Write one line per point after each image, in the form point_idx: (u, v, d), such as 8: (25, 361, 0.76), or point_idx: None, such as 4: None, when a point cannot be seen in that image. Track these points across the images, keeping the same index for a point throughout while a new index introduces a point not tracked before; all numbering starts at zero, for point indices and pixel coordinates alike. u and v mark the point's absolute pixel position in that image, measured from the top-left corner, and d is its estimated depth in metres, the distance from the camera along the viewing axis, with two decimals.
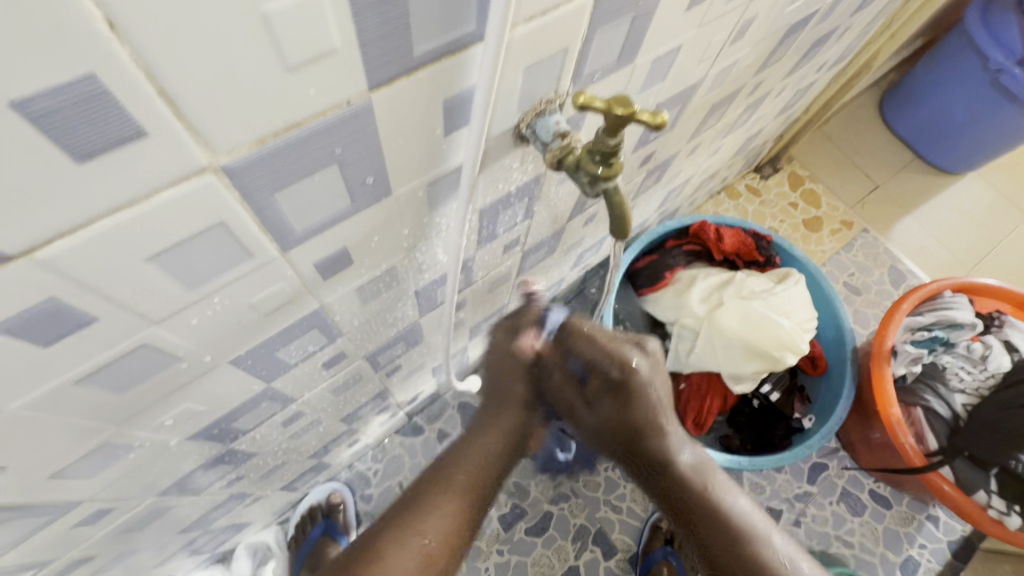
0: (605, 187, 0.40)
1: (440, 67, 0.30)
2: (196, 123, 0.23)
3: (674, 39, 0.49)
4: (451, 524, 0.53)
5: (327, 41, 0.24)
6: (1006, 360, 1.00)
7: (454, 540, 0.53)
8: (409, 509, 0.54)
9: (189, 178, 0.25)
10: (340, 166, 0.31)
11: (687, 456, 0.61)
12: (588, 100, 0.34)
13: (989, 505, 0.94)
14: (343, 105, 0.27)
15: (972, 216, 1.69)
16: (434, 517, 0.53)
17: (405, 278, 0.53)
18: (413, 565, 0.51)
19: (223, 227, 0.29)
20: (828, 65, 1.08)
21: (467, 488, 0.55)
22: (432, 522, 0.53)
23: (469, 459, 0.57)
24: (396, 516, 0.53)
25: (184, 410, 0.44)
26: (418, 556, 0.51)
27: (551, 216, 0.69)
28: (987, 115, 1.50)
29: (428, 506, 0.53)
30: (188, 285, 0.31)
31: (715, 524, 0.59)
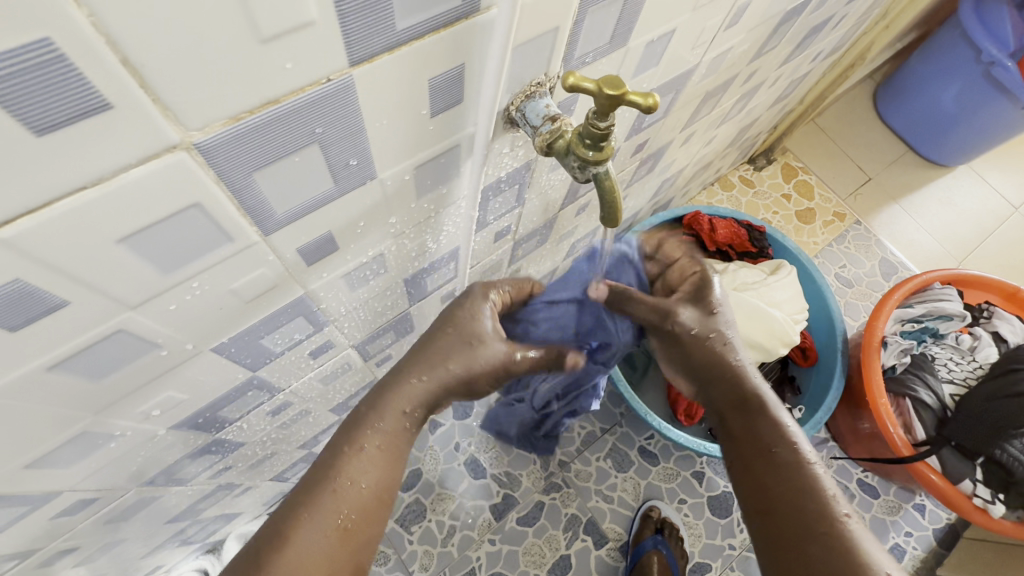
0: (596, 171, 0.39)
1: (424, 44, 0.29)
2: (165, 96, 0.22)
3: (667, 23, 0.48)
4: (366, 497, 0.44)
5: (303, 11, 0.23)
6: (994, 351, 1.03)
7: (371, 507, 0.45)
8: (317, 475, 0.44)
9: (160, 155, 0.24)
10: (320, 147, 0.30)
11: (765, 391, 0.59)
12: (578, 81, 0.33)
13: (973, 494, 0.95)
14: (322, 81, 0.26)
15: (963, 208, 1.70)
16: (352, 492, 0.44)
17: (393, 266, 0.52)
18: (325, 543, 0.42)
19: (198, 208, 0.28)
20: (823, 54, 1.07)
21: (385, 458, 0.46)
22: (345, 496, 0.44)
23: (380, 421, 0.46)
24: (302, 493, 0.43)
25: (166, 399, 0.44)
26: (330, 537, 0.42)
27: (543, 205, 0.68)
28: (980, 107, 1.50)
29: (336, 479, 0.43)
30: (163, 269, 0.30)
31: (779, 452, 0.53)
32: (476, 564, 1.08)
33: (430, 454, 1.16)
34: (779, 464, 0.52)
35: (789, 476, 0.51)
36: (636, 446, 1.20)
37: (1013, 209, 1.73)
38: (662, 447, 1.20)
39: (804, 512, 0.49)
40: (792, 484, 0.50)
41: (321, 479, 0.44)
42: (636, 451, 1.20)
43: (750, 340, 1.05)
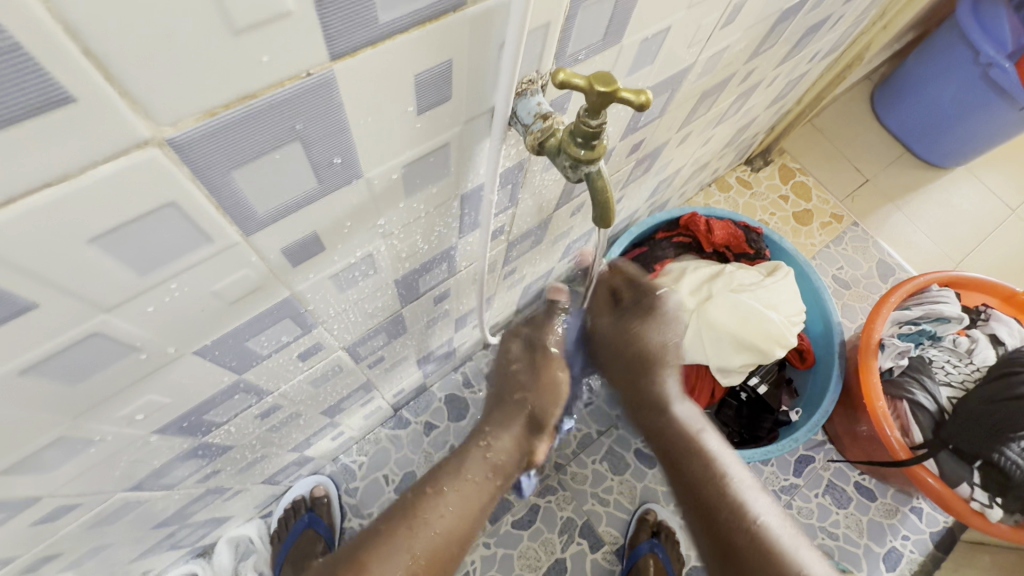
0: (588, 171, 0.38)
1: (409, 39, 0.28)
2: (133, 90, 0.21)
3: (662, 20, 0.47)
4: (438, 541, 0.58)
5: (278, 2, 0.22)
6: (992, 354, 1.02)
7: (441, 551, 0.58)
8: (402, 515, 0.58)
9: (129, 152, 0.23)
10: (302, 144, 0.29)
11: (682, 407, 0.67)
12: (568, 77, 0.32)
13: (971, 498, 0.95)
14: (302, 76, 0.26)
15: (960, 210, 1.70)
16: (424, 531, 0.57)
17: (383, 266, 0.51)
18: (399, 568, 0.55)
19: (175, 208, 0.27)
20: (821, 55, 1.07)
21: (461, 507, 0.60)
22: (421, 536, 0.57)
23: (467, 472, 0.62)
24: (388, 526, 0.57)
25: (149, 403, 0.42)
26: (405, 566, 0.55)
27: (537, 205, 0.67)
28: (977, 109, 1.50)
29: (423, 517, 0.58)
30: (139, 270, 0.29)
31: (703, 471, 0.63)
32: (470, 568, 1.07)
33: (424, 456, 1.15)
34: (707, 479, 0.63)
35: (714, 489, 0.62)
36: (632, 448, 1.19)
37: (1009, 212, 1.73)
38: None
39: (723, 519, 0.61)
40: (716, 495, 0.62)
41: (410, 514, 0.58)
42: (632, 453, 1.19)
43: (747, 342, 1.04)
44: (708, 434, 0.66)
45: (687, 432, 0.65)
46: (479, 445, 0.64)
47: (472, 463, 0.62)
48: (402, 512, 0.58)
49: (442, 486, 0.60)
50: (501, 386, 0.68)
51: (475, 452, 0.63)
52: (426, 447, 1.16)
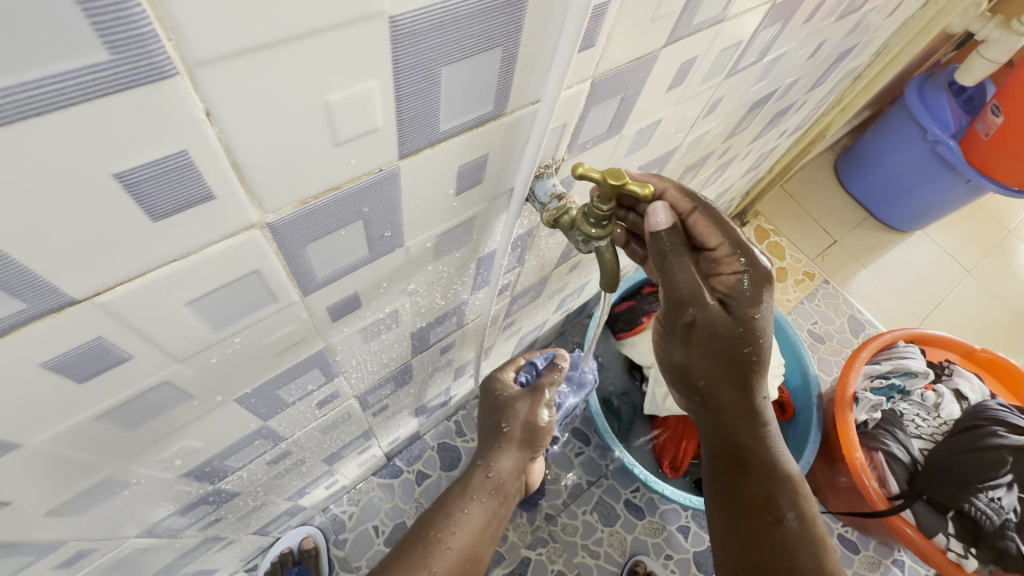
0: (597, 246, 0.44)
1: (458, 140, 0.34)
2: (255, 188, 0.26)
3: (655, 115, 0.55)
4: (454, 560, 0.56)
5: (372, 121, 0.27)
6: (956, 408, 1.09)
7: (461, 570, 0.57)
8: (411, 542, 0.57)
9: (238, 233, 0.28)
10: (363, 222, 0.35)
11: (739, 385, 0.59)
12: (586, 171, 0.39)
13: (948, 548, 0.98)
14: (375, 171, 0.31)
15: (921, 271, 1.83)
16: (440, 550, 0.56)
17: (404, 320, 0.55)
18: None
19: (257, 275, 0.32)
20: (789, 132, 1.19)
21: (471, 525, 0.60)
22: (439, 555, 0.55)
23: (473, 493, 0.63)
24: (405, 549, 0.56)
25: (184, 447, 0.45)
26: None
27: (539, 264, 0.73)
28: (930, 180, 1.65)
29: (437, 537, 0.57)
30: (215, 327, 0.34)
31: (762, 469, 0.58)
32: None
33: (416, 507, 1.14)
34: (768, 477, 0.58)
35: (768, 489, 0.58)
36: (622, 499, 1.21)
37: (966, 273, 1.86)
38: (648, 500, 1.21)
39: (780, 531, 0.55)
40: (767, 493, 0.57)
41: (424, 539, 0.57)
42: (622, 504, 1.20)
43: None
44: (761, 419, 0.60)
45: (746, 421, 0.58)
46: (479, 467, 0.66)
47: (477, 485, 0.64)
48: (411, 542, 0.57)
49: (452, 509, 0.61)
50: (488, 408, 0.72)
51: (479, 474, 0.65)
52: (417, 497, 1.15)
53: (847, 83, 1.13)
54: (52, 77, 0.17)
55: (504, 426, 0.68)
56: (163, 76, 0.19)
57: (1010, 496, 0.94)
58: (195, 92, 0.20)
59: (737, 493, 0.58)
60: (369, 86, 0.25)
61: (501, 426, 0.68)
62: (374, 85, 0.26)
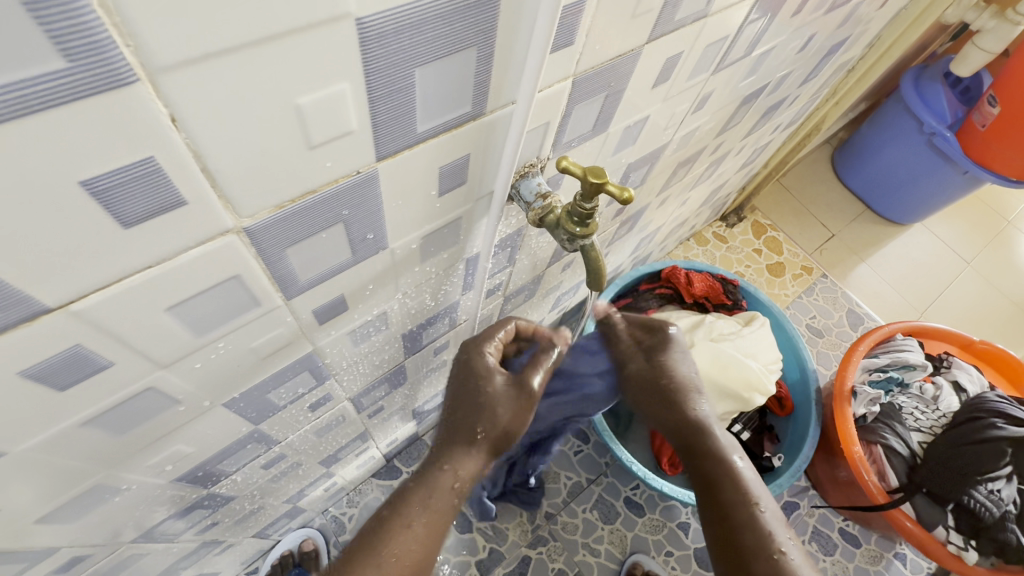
0: (582, 243, 0.44)
1: (437, 141, 0.34)
2: (228, 192, 0.26)
3: (641, 112, 0.55)
4: (407, 567, 0.52)
5: (346, 124, 0.27)
6: (955, 401, 1.08)
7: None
8: (364, 546, 0.52)
9: (214, 238, 0.28)
10: (344, 226, 0.35)
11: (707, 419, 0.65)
12: (568, 164, 0.39)
13: (948, 541, 0.98)
14: (352, 174, 0.31)
15: (920, 263, 1.82)
16: (393, 560, 0.52)
17: (394, 322, 0.55)
18: None
19: (237, 279, 0.32)
20: (782, 126, 1.19)
21: (429, 530, 0.55)
22: (384, 563, 0.51)
23: (435, 499, 0.56)
24: (355, 553, 0.52)
25: (174, 452, 0.45)
26: None
27: (531, 264, 0.73)
28: (927, 171, 1.65)
29: (388, 544, 0.52)
30: (197, 332, 0.34)
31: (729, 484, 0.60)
32: None
33: None
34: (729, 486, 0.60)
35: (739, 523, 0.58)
36: (622, 496, 1.21)
37: (966, 264, 1.85)
38: (648, 497, 1.21)
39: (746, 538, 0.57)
40: (739, 526, 0.58)
41: (368, 545, 0.52)
42: (622, 501, 1.20)
43: (728, 390, 1.09)
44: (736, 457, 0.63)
45: (722, 457, 0.62)
46: (436, 464, 0.57)
47: (432, 483, 0.56)
48: (360, 549, 0.52)
49: (408, 509, 0.55)
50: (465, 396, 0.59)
51: (441, 477, 0.57)
52: None
53: (841, 76, 1.12)
54: (8, 87, 0.17)
55: (475, 424, 0.58)
56: (123, 82, 0.19)
57: (1007, 487, 0.95)
58: (157, 97, 0.20)
59: (720, 534, 0.59)
60: (341, 89, 0.25)
61: (470, 421, 0.58)
62: (346, 87, 0.26)
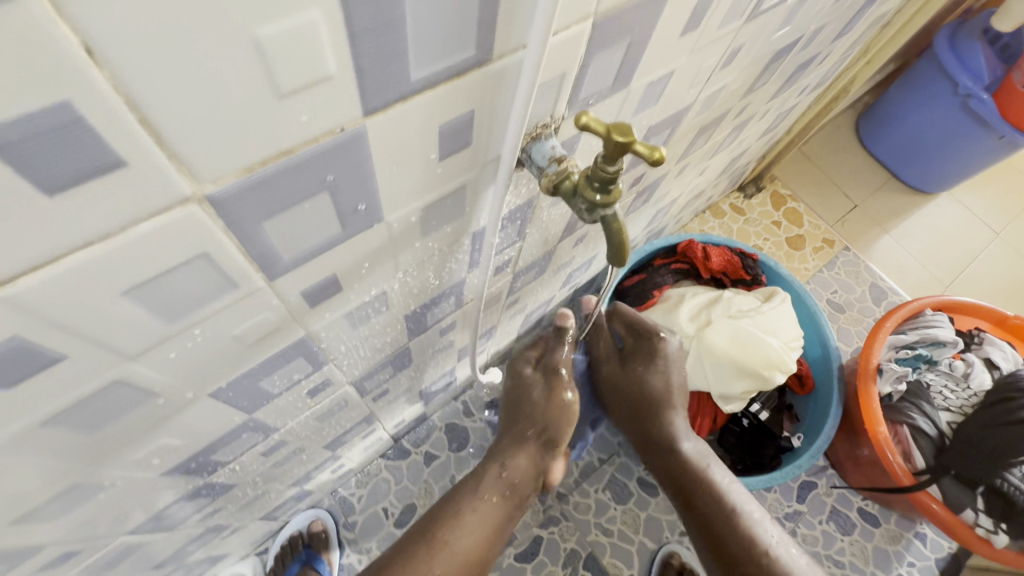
0: (603, 214, 0.39)
1: (435, 94, 0.29)
2: (181, 153, 0.21)
3: (666, 66, 0.49)
4: (459, 561, 0.56)
5: (322, 67, 0.22)
6: (988, 378, 1.03)
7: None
8: (421, 537, 0.57)
9: (171, 209, 0.23)
10: (330, 194, 0.30)
11: (690, 444, 0.74)
12: (590, 121, 0.33)
13: (976, 523, 0.94)
14: (336, 131, 0.26)
15: (947, 234, 1.74)
16: (444, 553, 0.56)
17: (395, 303, 0.51)
18: None
19: (207, 258, 0.28)
20: (809, 88, 1.11)
21: (480, 526, 0.59)
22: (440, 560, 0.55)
23: (484, 492, 0.61)
24: (411, 551, 0.56)
25: (160, 445, 0.42)
26: None
27: (542, 238, 0.68)
28: (960, 136, 1.55)
29: (441, 539, 0.57)
30: (167, 319, 0.29)
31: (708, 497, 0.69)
32: None
33: (425, 488, 1.13)
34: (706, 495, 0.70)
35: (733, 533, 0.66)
36: (635, 476, 1.18)
37: (995, 235, 1.77)
38: None
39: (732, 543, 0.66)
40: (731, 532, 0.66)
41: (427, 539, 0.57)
42: (635, 481, 1.18)
43: (748, 368, 1.05)
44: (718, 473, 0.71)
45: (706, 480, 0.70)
46: (495, 463, 0.63)
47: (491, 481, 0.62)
48: (421, 539, 0.57)
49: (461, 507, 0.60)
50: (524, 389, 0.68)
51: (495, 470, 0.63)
52: (426, 477, 1.14)
53: (875, 31, 1.04)
54: None
55: (537, 429, 0.65)
56: None
57: None
58: (61, 19, 0.15)
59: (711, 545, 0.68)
60: (311, 19, 0.20)
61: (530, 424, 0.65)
62: (318, 16, 0.21)
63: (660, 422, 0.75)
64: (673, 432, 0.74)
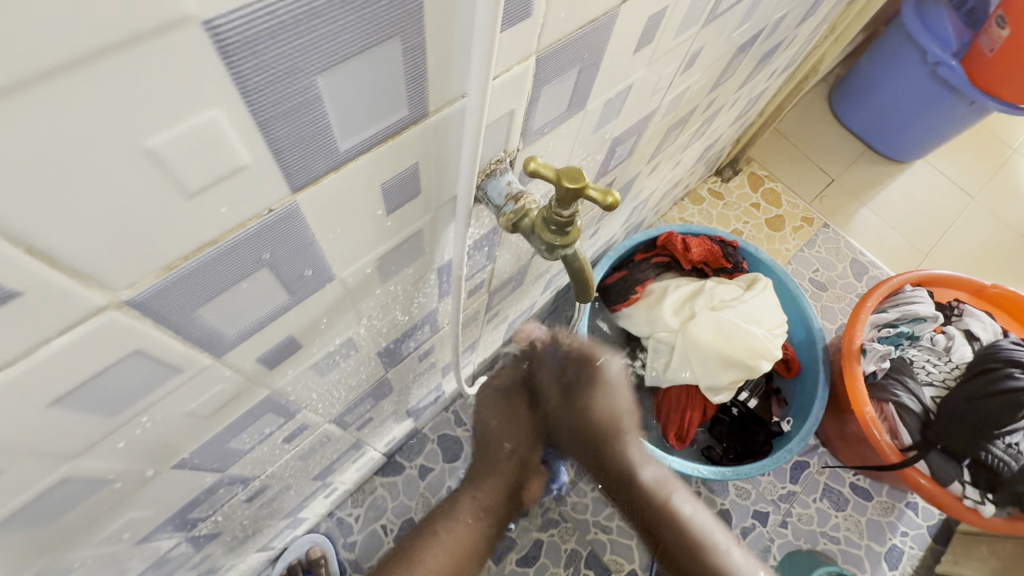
0: (564, 252, 0.38)
1: (370, 157, 0.28)
2: (83, 268, 0.20)
3: (624, 81, 0.48)
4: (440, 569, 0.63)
5: (233, 158, 0.21)
6: (968, 350, 1.05)
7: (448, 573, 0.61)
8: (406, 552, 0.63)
9: (86, 320, 0.22)
10: (270, 269, 0.29)
11: (649, 471, 0.72)
12: (537, 168, 0.32)
13: (964, 495, 0.96)
14: (264, 213, 0.25)
15: (924, 201, 1.75)
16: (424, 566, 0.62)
17: (364, 345, 0.50)
18: None
19: (141, 353, 0.26)
20: (778, 72, 1.09)
21: (454, 546, 0.66)
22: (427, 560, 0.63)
23: (460, 515, 0.68)
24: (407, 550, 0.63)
25: (129, 519, 0.41)
26: None
27: (514, 256, 0.67)
28: (932, 104, 1.55)
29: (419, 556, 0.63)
30: (108, 414, 0.28)
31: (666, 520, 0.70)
32: None
33: (423, 502, 1.12)
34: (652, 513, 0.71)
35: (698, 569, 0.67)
36: None
37: (970, 199, 1.79)
38: None
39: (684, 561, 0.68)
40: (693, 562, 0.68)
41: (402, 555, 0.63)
42: None
43: (734, 359, 1.05)
44: (674, 496, 0.71)
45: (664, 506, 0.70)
46: (467, 487, 0.71)
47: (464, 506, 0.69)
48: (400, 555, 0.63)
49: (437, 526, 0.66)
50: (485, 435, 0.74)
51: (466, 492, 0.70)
52: (423, 491, 1.13)
53: (840, 11, 1.02)
54: None
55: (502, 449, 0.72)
56: None
57: None
58: None
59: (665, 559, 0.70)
60: (211, 117, 0.19)
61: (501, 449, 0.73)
62: (219, 114, 0.19)
63: (614, 452, 0.72)
64: (631, 461, 0.72)
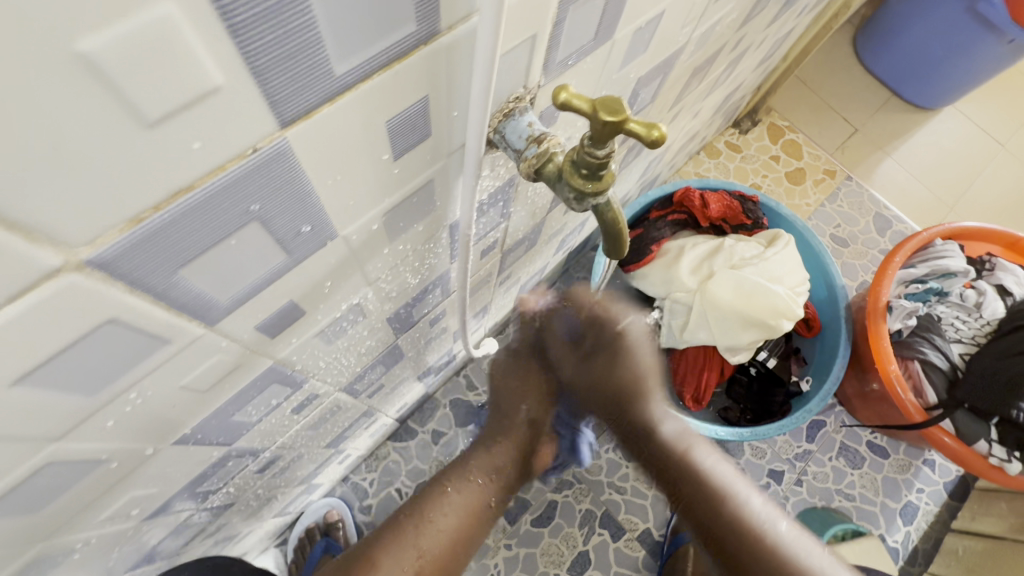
0: (594, 202, 0.34)
1: (371, 86, 0.23)
2: (23, 220, 0.16)
3: (655, 6, 0.42)
4: (440, 545, 0.58)
5: (199, 77, 0.16)
6: (1000, 306, 1.00)
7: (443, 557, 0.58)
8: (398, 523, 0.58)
9: (40, 284, 0.18)
10: (261, 224, 0.25)
11: (670, 425, 0.62)
12: (570, 97, 0.28)
13: (989, 454, 0.94)
14: (248, 153, 0.20)
15: (952, 150, 1.66)
16: (429, 531, 0.58)
17: (371, 310, 0.46)
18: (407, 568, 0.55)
19: (117, 323, 0.22)
20: (809, 8, 1.00)
21: (463, 508, 0.60)
22: (428, 534, 0.57)
23: (473, 474, 0.62)
24: (417, 509, 0.59)
25: (134, 497, 0.39)
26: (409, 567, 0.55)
27: (528, 213, 0.62)
28: (966, 45, 1.45)
29: (426, 518, 0.58)
30: (89, 392, 0.25)
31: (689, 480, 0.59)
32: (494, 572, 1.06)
33: (436, 466, 1.10)
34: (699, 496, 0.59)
35: (717, 509, 0.58)
36: None
37: (1000, 147, 1.70)
38: None
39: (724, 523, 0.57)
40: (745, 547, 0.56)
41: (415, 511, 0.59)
42: None
43: (754, 318, 1.01)
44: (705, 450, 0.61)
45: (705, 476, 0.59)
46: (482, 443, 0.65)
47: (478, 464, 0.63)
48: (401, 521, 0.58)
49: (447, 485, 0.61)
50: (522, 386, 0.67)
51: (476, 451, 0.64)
52: (437, 456, 1.12)
53: None
54: None
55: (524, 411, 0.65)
56: None
57: None
58: None
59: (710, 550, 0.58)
60: (163, 15, 0.14)
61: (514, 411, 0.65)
62: (174, 9, 0.15)
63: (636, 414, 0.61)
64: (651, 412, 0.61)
